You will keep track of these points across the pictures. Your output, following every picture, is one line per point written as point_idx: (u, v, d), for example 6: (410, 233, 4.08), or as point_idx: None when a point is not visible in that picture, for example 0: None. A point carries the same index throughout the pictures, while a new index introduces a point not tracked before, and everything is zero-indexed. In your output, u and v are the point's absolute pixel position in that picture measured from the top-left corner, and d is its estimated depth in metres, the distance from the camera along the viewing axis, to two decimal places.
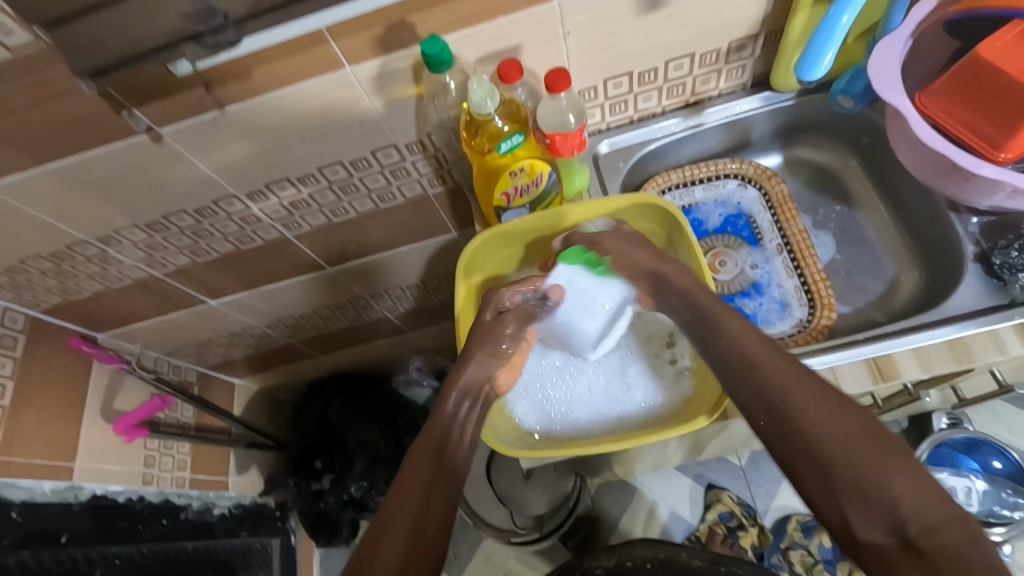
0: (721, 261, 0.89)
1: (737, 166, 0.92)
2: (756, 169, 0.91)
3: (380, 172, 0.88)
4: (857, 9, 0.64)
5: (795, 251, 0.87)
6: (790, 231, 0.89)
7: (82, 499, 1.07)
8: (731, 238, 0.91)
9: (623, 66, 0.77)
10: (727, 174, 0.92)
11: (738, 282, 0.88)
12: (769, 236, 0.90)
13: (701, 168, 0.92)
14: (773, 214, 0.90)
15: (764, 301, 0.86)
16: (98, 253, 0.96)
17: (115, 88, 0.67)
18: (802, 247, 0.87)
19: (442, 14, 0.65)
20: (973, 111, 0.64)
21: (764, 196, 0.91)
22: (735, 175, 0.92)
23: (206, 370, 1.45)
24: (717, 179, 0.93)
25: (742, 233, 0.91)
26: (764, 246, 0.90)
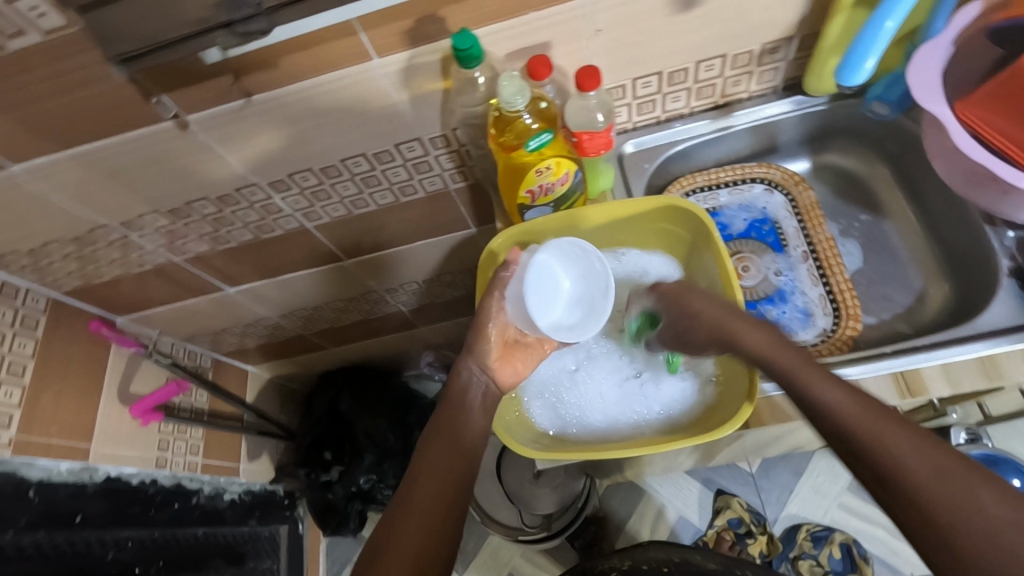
0: (745, 266, 0.88)
1: (764, 170, 0.90)
2: (784, 174, 0.90)
3: (403, 165, 0.88)
4: (903, 13, 0.62)
5: (820, 260, 0.86)
6: (817, 239, 0.87)
7: (97, 481, 1.08)
8: (755, 244, 0.90)
9: (652, 66, 0.75)
10: (754, 178, 0.91)
11: (760, 288, 0.87)
12: (794, 243, 0.88)
13: (727, 171, 0.91)
14: (799, 220, 0.89)
15: (787, 309, 0.84)
16: (120, 238, 0.96)
17: (144, 74, 0.67)
18: (829, 255, 0.86)
19: (473, 8, 0.64)
20: (1015, 123, 0.63)
21: (791, 202, 0.90)
22: (761, 180, 0.91)
23: (221, 356, 1.46)
24: (743, 183, 0.91)
25: (766, 238, 0.90)
26: (789, 253, 0.88)
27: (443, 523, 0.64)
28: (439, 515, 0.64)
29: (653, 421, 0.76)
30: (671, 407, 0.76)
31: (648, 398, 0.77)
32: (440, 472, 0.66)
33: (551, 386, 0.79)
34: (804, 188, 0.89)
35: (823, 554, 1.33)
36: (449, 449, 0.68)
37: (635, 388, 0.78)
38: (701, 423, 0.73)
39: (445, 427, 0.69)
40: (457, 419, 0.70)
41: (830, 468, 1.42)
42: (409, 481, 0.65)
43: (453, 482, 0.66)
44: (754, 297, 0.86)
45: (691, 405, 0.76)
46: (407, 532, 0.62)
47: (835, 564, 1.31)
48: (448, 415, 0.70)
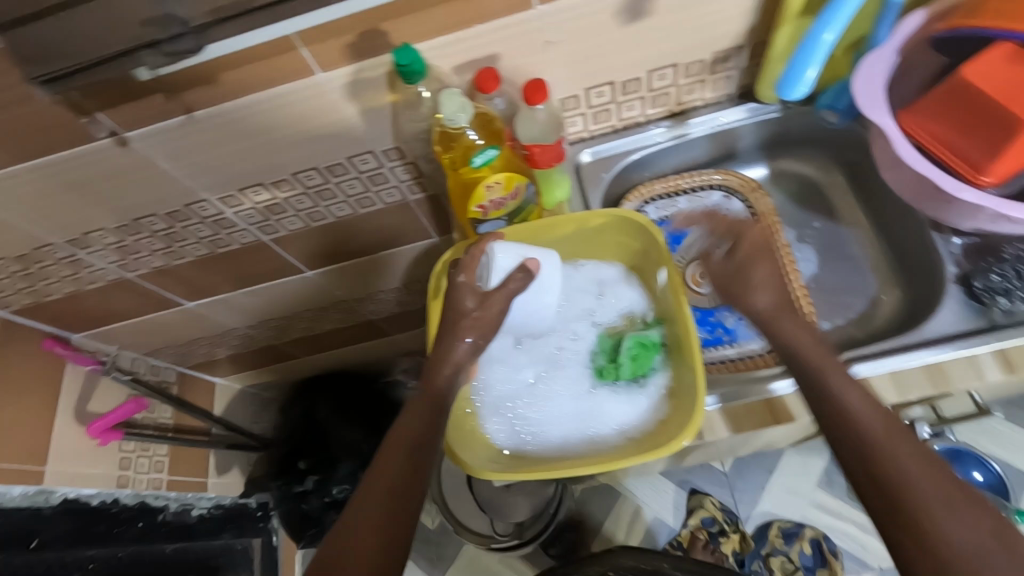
0: (705, 274, 0.88)
1: (721, 177, 0.90)
2: (741, 181, 0.90)
3: (358, 178, 0.86)
4: (841, 25, 0.61)
5: (776, 265, 0.86)
6: (774, 244, 0.87)
7: (53, 503, 1.05)
8: None
9: (605, 76, 0.75)
10: (712, 185, 0.91)
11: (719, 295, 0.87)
12: None
13: (687, 178, 0.90)
14: None
15: (745, 317, 0.85)
16: (68, 256, 0.94)
17: (75, 93, 0.64)
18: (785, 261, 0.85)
19: (418, 21, 0.63)
20: (955, 133, 0.61)
21: (749, 208, 0.90)
22: (720, 187, 0.91)
23: (186, 370, 1.43)
24: (703, 190, 0.91)
25: None
26: None
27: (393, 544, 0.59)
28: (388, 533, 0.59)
29: (609, 438, 0.73)
30: (626, 423, 0.74)
31: (604, 413, 0.75)
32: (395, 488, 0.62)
33: (506, 402, 0.77)
34: (760, 195, 0.89)
35: (793, 550, 1.37)
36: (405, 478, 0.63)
37: (589, 402, 0.76)
38: (656, 437, 0.70)
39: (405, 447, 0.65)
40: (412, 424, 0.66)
41: (802, 465, 1.44)
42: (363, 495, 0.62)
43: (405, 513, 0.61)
44: (713, 305, 0.87)
45: (647, 420, 0.73)
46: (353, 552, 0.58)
47: (804, 560, 1.37)
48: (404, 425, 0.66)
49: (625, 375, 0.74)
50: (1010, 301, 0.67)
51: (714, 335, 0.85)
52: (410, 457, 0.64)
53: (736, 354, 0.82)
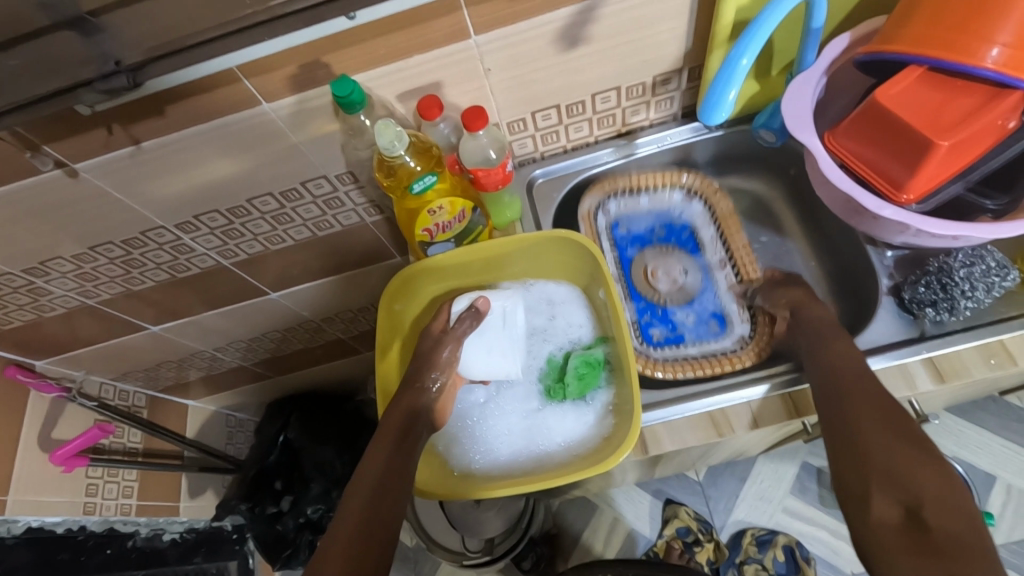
0: (664, 274, 0.91)
1: (685, 178, 0.90)
2: (703, 183, 0.90)
3: (314, 202, 0.88)
4: (757, 50, 0.63)
5: (739, 271, 0.86)
6: (734, 247, 0.87)
7: (16, 532, 1.05)
8: (675, 249, 0.93)
9: (549, 100, 0.77)
10: (676, 186, 0.91)
11: (680, 293, 0.90)
12: (712, 249, 0.91)
13: (650, 177, 0.90)
14: (717, 228, 0.90)
15: (703, 315, 0.88)
16: (27, 285, 0.94)
17: (20, 127, 0.65)
18: (745, 263, 0.86)
19: (357, 53, 0.65)
20: (875, 152, 0.64)
21: (709, 210, 0.91)
22: (682, 188, 0.91)
23: (156, 393, 1.42)
24: (664, 189, 0.91)
25: (685, 244, 0.93)
26: (705, 257, 0.91)
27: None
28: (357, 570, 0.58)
29: (553, 455, 0.75)
30: (573, 438, 0.75)
31: (550, 430, 0.76)
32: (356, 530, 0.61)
33: (456, 423, 0.78)
34: (722, 198, 0.89)
35: (767, 557, 1.37)
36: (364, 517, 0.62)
37: (536, 421, 0.77)
38: (598, 453, 0.71)
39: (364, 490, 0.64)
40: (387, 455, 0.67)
41: (774, 473, 1.46)
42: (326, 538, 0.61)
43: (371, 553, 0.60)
44: (676, 303, 0.89)
45: (592, 436, 0.74)
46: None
47: (779, 566, 1.36)
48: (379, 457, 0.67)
49: (571, 394, 0.76)
50: (936, 312, 0.69)
51: (676, 334, 0.87)
52: (378, 492, 0.64)
53: (698, 352, 0.85)
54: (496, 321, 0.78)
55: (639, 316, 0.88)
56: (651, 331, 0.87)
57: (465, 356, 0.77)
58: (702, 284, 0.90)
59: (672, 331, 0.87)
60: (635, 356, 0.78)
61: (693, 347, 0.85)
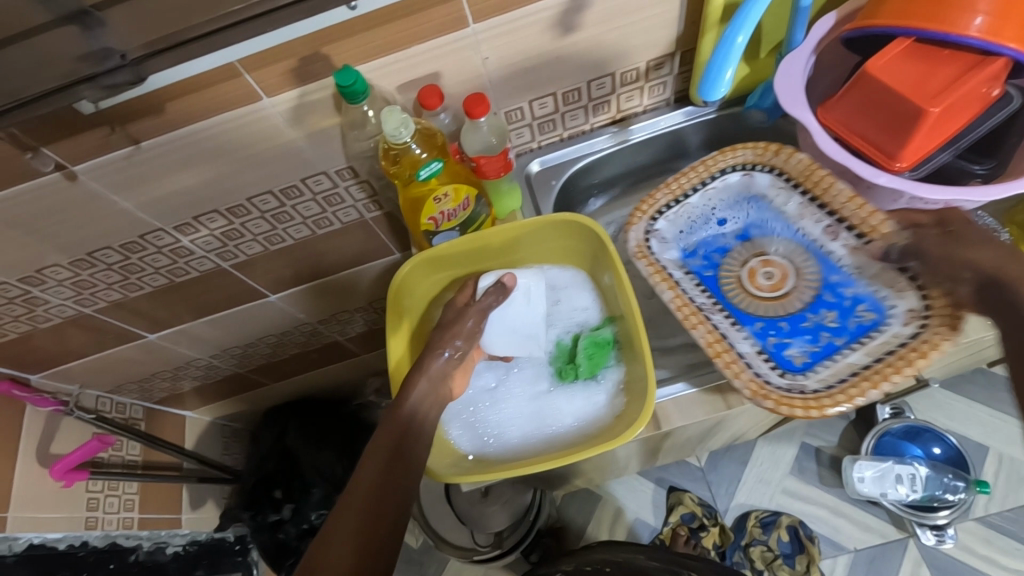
0: (768, 270, 0.79)
1: (729, 157, 0.81)
2: (756, 150, 0.80)
3: (313, 199, 0.88)
4: (752, 28, 0.65)
5: (864, 229, 0.73)
6: (835, 202, 0.75)
7: (17, 550, 1.03)
8: (767, 241, 0.81)
9: (545, 88, 0.78)
10: (723, 168, 0.81)
11: (793, 297, 0.76)
12: (811, 218, 0.77)
13: (687, 175, 0.81)
14: (802, 190, 0.78)
15: (845, 312, 0.73)
16: (22, 295, 0.92)
17: (18, 129, 0.64)
18: (863, 215, 0.73)
19: (356, 44, 0.65)
20: (866, 123, 0.66)
21: (779, 175, 0.79)
22: (733, 168, 0.81)
23: (153, 405, 1.40)
24: (713, 178, 0.81)
25: (774, 229, 0.81)
26: (812, 232, 0.78)
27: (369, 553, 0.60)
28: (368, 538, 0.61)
29: (563, 435, 0.76)
30: (584, 417, 0.76)
31: (559, 411, 0.77)
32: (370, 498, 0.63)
33: (466, 407, 0.79)
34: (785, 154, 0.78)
35: (772, 538, 1.38)
36: (379, 485, 0.64)
37: (545, 403, 0.78)
38: (610, 431, 0.72)
39: (379, 460, 0.66)
40: (403, 423, 0.69)
41: (771, 455, 1.48)
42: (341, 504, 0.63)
43: (384, 522, 0.62)
44: (796, 308, 0.76)
45: (603, 415, 0.75)
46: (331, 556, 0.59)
47: (784, 547, 1.38)
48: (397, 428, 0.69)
49: (582, 374, 0.77)
50: None
51: (822, 343, 0.72)
52: (393, 465, 0.66)
53: (865, 353, 0.68)
54: (520, 299, 0.79)
55: (762, 340, 0.73)
56: (788, 352, 0.72)
57: (488, 328, 0.78)
58: (822, 279, 0.76)
59: (812, 345, 0.72)
60: (791, 401, 0.65)
61: (852, 352, 0.69)
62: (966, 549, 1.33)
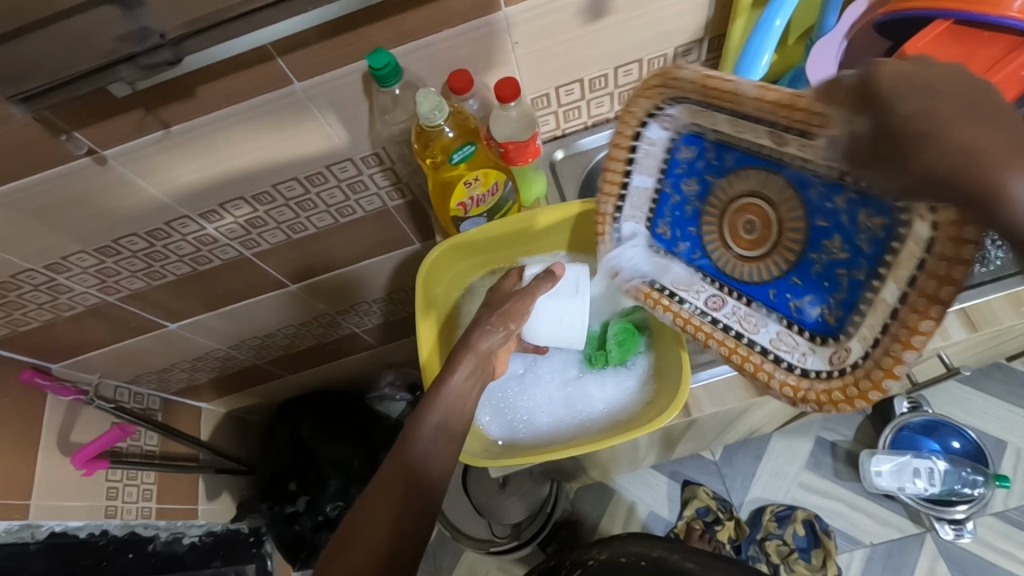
0: (749, 218, 0.64)
1: (622, 126, 0.67)
2: (640, 92, 0.64)
3: (338, 186, 0.87)
4: (790, 12, 0.65)
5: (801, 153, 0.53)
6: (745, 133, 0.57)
7: (39, 538, 1.01)
8: (738, 176, 0.63)
9: (572, 74, 0.78)
10: (639, 127, 0.67)
11: (785, 244, 0.62)
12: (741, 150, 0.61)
13: (612, 169, 0.71)
14: (714, 109, 0.60)
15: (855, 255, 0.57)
16: (47, 282, 0.92)
17: (51, 111, 0.64)
18: (790, 126, 0.53)
19: (388, 27, 0.65)
20: None
21: (684, 106, 0.62)
22: (644, 124, 0.67)
23: (170, 396, 1.40)
24: (635, 145, 0.68)
25: (727, 163, 0.64)
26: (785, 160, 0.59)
27: (402, 541, 0.60)
28: (402, 528, 0.60)
29: (594, 421, 0.76)
30: (614, 404, 0.77)
31: (591, 397, 0.78)
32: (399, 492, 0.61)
33: (497, 393, 0.79)
34: (727, 77, 0.56)
35: (787, 532, 1.37)
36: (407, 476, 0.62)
37: (577, 389, 0.79)
38: (643, 415, 0.73)
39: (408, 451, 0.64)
40: (441, 408, 0.66)
41: (787, 449, 1.47)
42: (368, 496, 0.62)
43: (412, 518, 0.61)
44: (798, 255, 0.62)
45: (635, 401, 0.76)
46: (363, 545, 0.59)
47: (799, 541, 1.37)
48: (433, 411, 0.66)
49: (615, 361, 0.78)
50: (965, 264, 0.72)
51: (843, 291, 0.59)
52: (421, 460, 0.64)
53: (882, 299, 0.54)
54: (568, 287, 0.76)
55: (783, 309, 0.64)
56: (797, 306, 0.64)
57: (534, 319, 0.76)
58: (802, 202, 0.60)
59: (834, 294, 0.60)
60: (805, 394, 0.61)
61: (880, 285, 0.55)
62: (986, 543, 1.32)
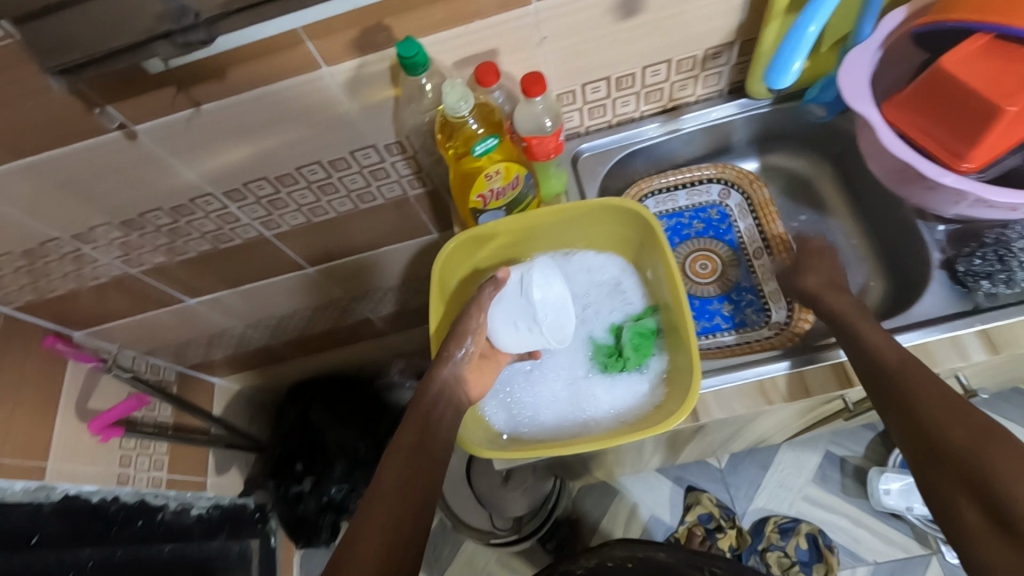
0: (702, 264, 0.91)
1: (715, 171, 0.93)
2: (738, 173, 0.92)
3: (360, 173, 0.88)
4: (824, 19, 0.64)
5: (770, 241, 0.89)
6: (758, 204, 0.91)
7: (54, 499, 1.04)
8: (712, 241, 0.93)
9: (599, 72, 0.77)
10: (706, 179, 0.94)
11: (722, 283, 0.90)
12: (742, 220, 0.92)
13: (678, 174, 0.93)
14: (753, 215, 0.92)
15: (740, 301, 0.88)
16: (73, 251, 0.94)
17: (87, 85, 0.66)
18: (766, 212, 0.90)
19: (419, 16, 0.65)
20: (933, 121, 0.65)
21: (747, 200, 0.92)
22: (715, 180, 0.93)
23: (185, 369, 1.43)
24: (698, 184, 0.94)
25: (724, 236, 0.93)
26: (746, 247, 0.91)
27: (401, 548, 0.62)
28: (399, 531, 0.62)
29: (600, 421, 0.76)
30: (623, 405, 0.76)
31: (598, 397, 0.77)
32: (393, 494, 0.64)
33: (505, 385, 0.80)
34: (777, 215, 0.90)
35: (790, 545, 1.36)
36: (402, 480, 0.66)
37: (585, 388, 0.78)
38: (651, 419, 0.73)
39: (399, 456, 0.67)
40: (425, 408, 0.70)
41: (795, 461, 1.46)
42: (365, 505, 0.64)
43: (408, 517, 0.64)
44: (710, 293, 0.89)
45: (642, 404, 0.76)
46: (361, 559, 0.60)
47: (802, 555, 1.36)
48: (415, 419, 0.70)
49: (629, 366, 0.77)
50: (993, 284, 0.70)
51: (712, 323, 0.87)
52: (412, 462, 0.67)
53: (735, 340, 0.85)
54: (513, 290, 0.77)
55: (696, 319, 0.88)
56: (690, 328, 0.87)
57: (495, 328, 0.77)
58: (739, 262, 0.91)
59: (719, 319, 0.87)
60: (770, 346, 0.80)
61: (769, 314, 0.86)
62: None
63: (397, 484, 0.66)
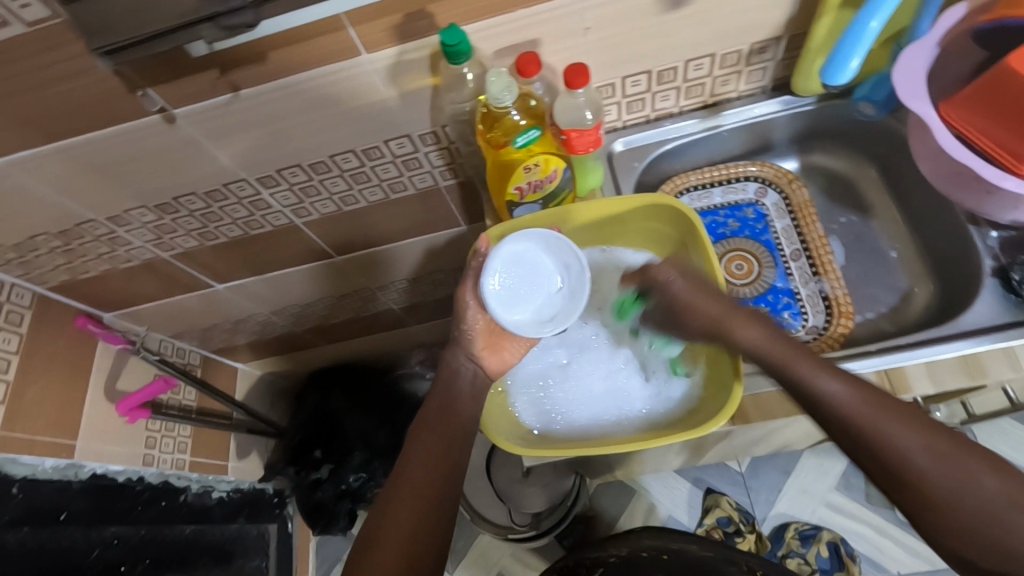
0: (738, 265, 0.89)
1: (756, 169, 0.91)
2: (776, 172, 0.90)
3: (392, 162, 0.87)
4: (887, 14, 0.62)
5: (814, 260, 0.86)
6: (810, 237, 0.88)
7: (82, 478, 1.05)
8: (750, 241, 0.90)
9: (641, 64, 0.76)
10: (747, 177, 0.91)
11: (760, 283, 0.87)
12: (788, 241, 0.89)
13: (720, 170, 0.91)
14: (793, 219, 0.89)
15: (776, 306, 0.85)
16: (107, 233, 0.95)
17: (129, 67, 0.66)
18: (821, 254, 0.86)
19: (462, 3, 0.64)
20: (996, 122, 0.63)
21: (785, 200, 0.90)
22: (755, 179, 0.91)
23: (210, 354, 1.44)
24: (735, 181, 0.92)
25: (761, 237, 0.90)
26: (784, 253, 0.88)
27: (420, 545, 0.64)
28: (421, 534, 0.64)
29: (632, 421, 0.76)
30: (656, 406, 0.76)
31: (631, 397, 0.77)
32: (420, 489, 0.66)
33: (536, 381, 0.79)
34: (817, 222, 0.88)
35: (810, 552, 1.34)
36: (429, 474, 0.67)
37: (619, 388, 0.78)
38: (686, 422, 0.72)
39: (427, 452, 0.69)
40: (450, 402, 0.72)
41: (818, 468, 1.43)
42: (393, 495, 0.66)
43: (433, 514, 0.65)
44: (757, 292, 0.87)
45: (674, 407, 0.75)
46: (385, 551, 0.63)
47: (822, 563, 1.33)
48: (432, 420, 0.71)
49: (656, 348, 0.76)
50: None
51: None
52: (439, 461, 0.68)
53: None
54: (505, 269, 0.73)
55: None
56: None
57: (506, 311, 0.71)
58: (775, 261, 0.88)
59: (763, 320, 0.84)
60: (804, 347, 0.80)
61: (808, 318, 0.84)
62: None
63: (424, 479, 0.67)
